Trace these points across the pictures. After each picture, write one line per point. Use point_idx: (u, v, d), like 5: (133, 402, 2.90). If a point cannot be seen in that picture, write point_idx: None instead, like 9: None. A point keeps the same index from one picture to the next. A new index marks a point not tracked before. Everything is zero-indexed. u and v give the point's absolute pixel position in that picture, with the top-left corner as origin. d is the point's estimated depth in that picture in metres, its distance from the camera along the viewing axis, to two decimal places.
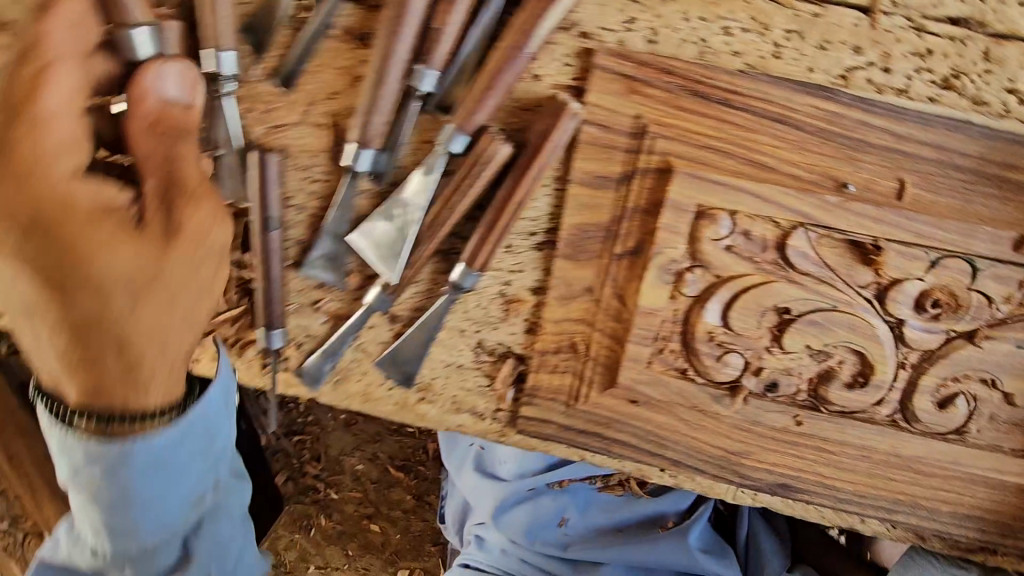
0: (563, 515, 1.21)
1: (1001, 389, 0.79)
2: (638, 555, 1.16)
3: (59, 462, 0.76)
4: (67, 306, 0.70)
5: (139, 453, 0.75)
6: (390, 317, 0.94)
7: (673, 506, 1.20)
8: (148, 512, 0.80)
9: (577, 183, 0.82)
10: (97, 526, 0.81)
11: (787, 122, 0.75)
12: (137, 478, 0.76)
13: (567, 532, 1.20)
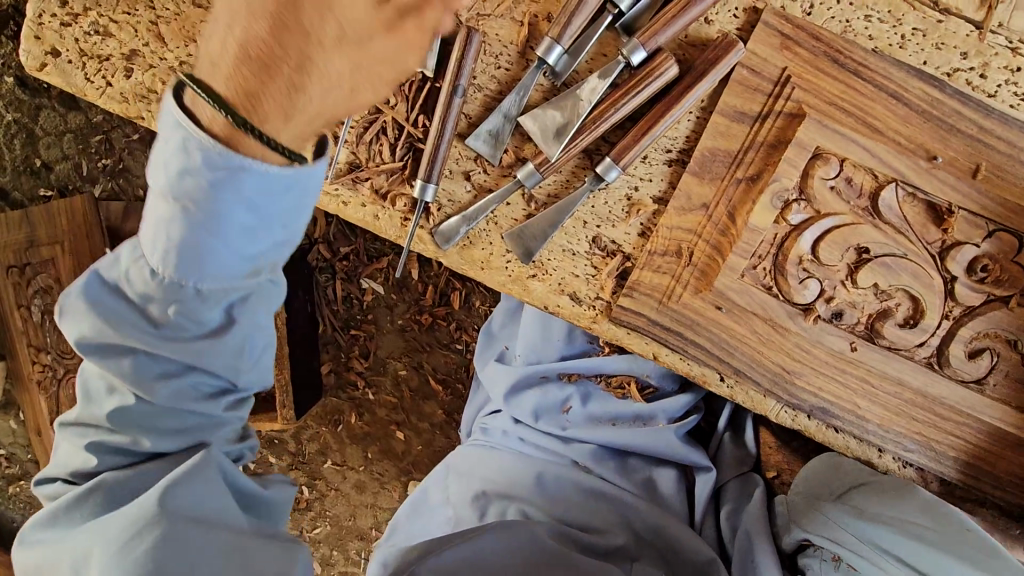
0: (567, 403, 1.45)
1: (1019, 351, 0.98)
2: (619, 439, 1.41)
3: (166, 147, 0.76)
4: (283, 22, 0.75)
5: (245, 176, 0.76)
6: (527, 198, 1.09)
7: (662, 409, 1.42)
8: (224, 240, 0.81)
9: (721, 113, 1.00)
10: (172, 237, 0.81)
11: (900, 97, 0.96)
12: (230, 190, 0.76)
13: (569, 418, 1.45)
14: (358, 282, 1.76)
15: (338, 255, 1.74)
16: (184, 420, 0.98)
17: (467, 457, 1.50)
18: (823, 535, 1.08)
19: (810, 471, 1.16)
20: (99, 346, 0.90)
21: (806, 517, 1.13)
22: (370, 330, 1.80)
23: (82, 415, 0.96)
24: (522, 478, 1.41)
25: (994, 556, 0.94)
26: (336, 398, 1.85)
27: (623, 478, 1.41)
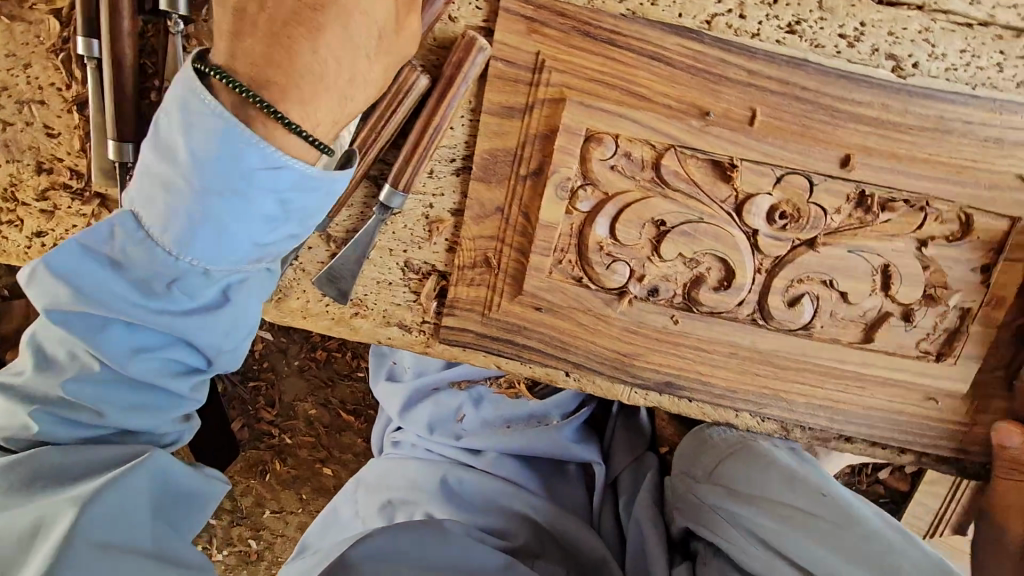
0: (460, 411, 1.47)
1: (837, 290, 0.95)
2: (515, 442, 1.44)
3: (173, 97, 0.74)
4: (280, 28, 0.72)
5: (252, 153, 0.73)
6: (326, 238, 1.05)
7: (557, 405, 1.47)
8: (239, 210, 0.75)
9: (488, 112, 0.94)
10: (173, 204, 0.75)
11: (664, 58, 0.89)
12: (245, 151, 0.73)
13: (464, 426, 1.46)
14: None
15: None
16: (144, 391, 0.85)
17: (376, 469, 1.50)
18: (702, 525, 1.10)
19: (688, 445, 1.21)
20: (39, 363, 0.80)
21: (686, 505, 1.17)
22: (270, 377, 1.77)
23: (29, 381, 0.81)
24: (427, 485, 1.41)
25: (848, 512, 0.99)
26: (257, 450, 1.84)
27: (523, 477, 1.44)
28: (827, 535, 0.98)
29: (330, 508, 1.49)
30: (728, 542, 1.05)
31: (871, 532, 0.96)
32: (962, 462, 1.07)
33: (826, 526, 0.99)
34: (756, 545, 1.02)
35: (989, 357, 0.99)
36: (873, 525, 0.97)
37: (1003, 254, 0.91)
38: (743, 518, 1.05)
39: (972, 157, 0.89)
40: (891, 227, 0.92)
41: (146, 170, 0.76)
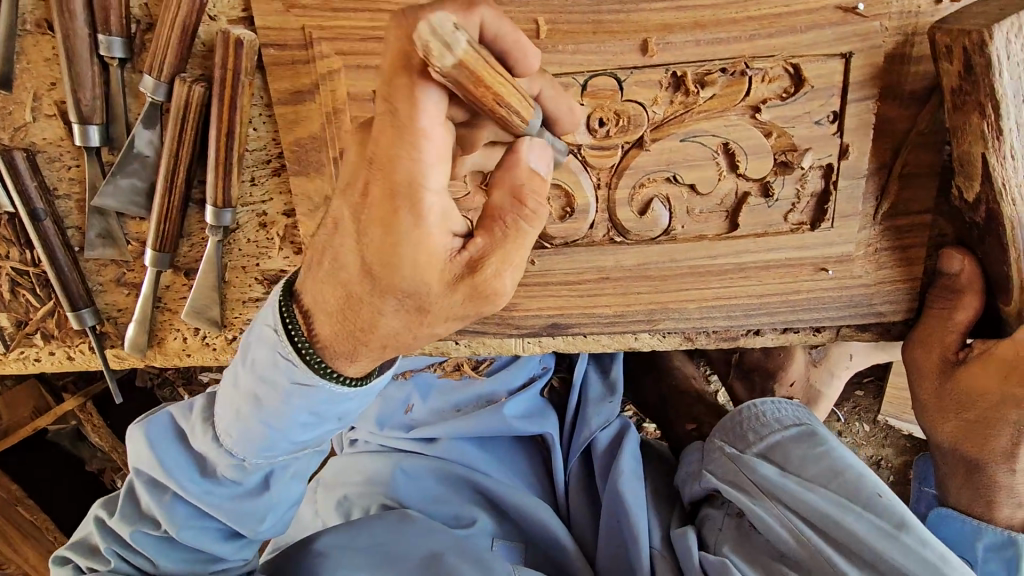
0: (410, 403, 1.40)
1: (684, 184, 0.89)
2: (461, 427, 1.34)
3: (269, 358, 0.83)
4: (368, 212, 0.66)
5: (332, 400, 0.85)
6: (179, 272, 1.04)
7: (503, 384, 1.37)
8: (279, 422, 0.87)
9: (280, 103, 0.90)
10: (239, 415, 0.89)
11: None
12: (291, 389, 0.83)
13: (415, 416, 1.39)
14: (198, 379, 1.75)
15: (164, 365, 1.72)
16: (253, 506, 0.98)
17: (332, 468, 1.45)
18: (741, 495, 1.04)
19: (726, 417, 1.15)
20: (154, 478, 0.98)
21: (721, 468, 1.10)
22: None
23: (148, 465, 0.97)
24: (381, 479, 1.34)
25: (903, 511, 0.91)
26: None
27: (479, 461, 1.35)
28: (876, 522, 0.91)
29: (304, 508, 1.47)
30: (762, 518, 1.00)
31: (917, 525, 0.89)
32: (882, 325, 1.00)
33: (874, 515, 0.91)
34: (792, 522, 0.97)
35: (870, 209, 0.92)
36: (925, 532, 0.89)
37: (846, 96, 0.83)
38: (784, 490, 0.99)
39: (783, 2, 0.80)
40: (718, 102, 0.84)
41: (234, 379, 0.89)
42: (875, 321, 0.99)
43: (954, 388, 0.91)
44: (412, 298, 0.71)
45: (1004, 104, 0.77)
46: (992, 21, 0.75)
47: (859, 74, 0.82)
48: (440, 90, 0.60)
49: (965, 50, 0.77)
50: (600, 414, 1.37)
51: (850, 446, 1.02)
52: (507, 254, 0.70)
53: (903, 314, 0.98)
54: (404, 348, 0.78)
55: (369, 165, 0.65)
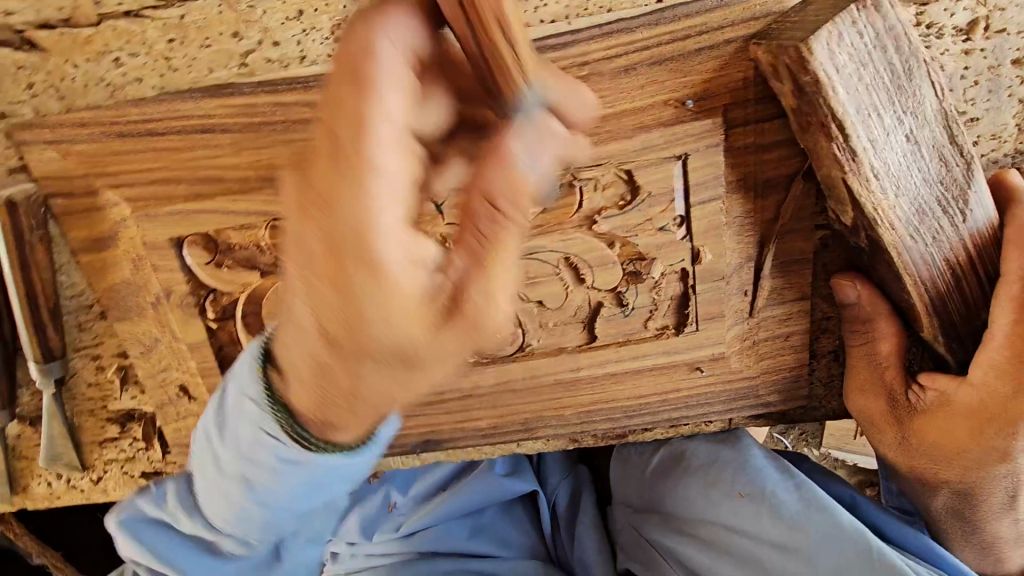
0: (391, 500, 1.30)
1: (530, 300, 0.81)
2: (449, 505, 1.25)
3: (241, 430, 0.70)
4: (309, 208, 0.43)
5: (335, 471, 0.69)
6: (26, 422, 0.97)
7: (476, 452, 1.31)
8: (271, 500, 0.76)
9: (83, 251, 0.82)
10: (230, 494, 0.79)
11: (210, 128, 0.73)
12: (287, 467, 0.69)
13: (399, 513, 1.29)
14: None
15: None
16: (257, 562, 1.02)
17: None
18: (639, 562, 1.04)
19: (615, 475, 1.18)
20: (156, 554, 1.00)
21: (628, 538, 1.10)
22: None
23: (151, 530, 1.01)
24: None
25: (832, 524, 0.84)
26: None
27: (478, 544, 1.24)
28: (761, 553, 0.89)
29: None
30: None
31: (796, 547, 0.85)
32: (774, 413, 0.93)
33: (757, 543, 0.89)
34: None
35: (743, 304, 0.83)
36: (852, 532, 0.83)
37: (691, 199, 0.74)
38: (671, 550, 0.99)
39: (606, 103, 0.71)
40: (549, 218, 0.76)
41: (218, 454, 0.76)
42: (766, 409, 0.92)
43: (916, 442, 0.82)
44: (392, 350, 0.47)
45: (850, 121, 0.65)
46: (808, 33, 0.62)
47: (701, 174, 0.73)
48: (398, 52, 0.44)
49: (789, 69, 0.65)
50: (556, 467, 1.32)
51: (716, 462, 1.00)
52: (498, 294, 0.47)
53: (796, 400, 0.91)
54: (405, 407, 0.56)
55: (297, 220, 0.44)
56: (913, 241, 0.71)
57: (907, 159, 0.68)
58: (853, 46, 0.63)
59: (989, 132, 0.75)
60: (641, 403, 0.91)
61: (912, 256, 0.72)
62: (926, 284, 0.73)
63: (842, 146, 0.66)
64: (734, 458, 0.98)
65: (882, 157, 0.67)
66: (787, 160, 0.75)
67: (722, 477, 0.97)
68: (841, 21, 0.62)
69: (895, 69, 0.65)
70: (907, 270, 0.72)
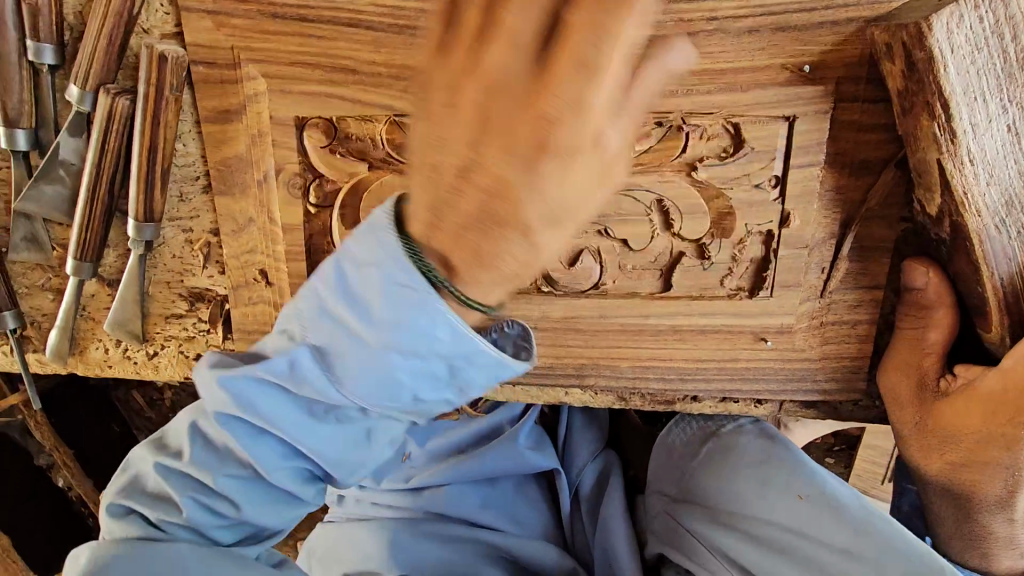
0: (407, 450, 1.22)
1: (615, 237, 0.84)
2: (466, 468, 1.18)
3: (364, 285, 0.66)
4: (513, 147, 0.56)
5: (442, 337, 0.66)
6: (104, 282, 1.01)
7: (505, 414, 1.22)
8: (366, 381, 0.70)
9: (207, 121, 0.88)
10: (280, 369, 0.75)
11: (356, 22, 0.79)
12: (405, 327, 0.66)
13: (412, 466, 1.22)
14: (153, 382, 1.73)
15: None
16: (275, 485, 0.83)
17: (325, 535, 1.24)
18: (676, 551, 1.00)
19: (655, 462, 1.12)
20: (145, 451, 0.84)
21: (662, 527, 1.05)
22: None
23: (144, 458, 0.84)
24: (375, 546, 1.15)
25: (901, 546, 0.83)
26: None
27: (485, 514, 1.18)
28: (822, 557, 0.87)
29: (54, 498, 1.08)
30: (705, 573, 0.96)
31: (863, 552, 0.85)
32: (827, 404, 0.93)
33: (819, 546, 0.88)
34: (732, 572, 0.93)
35: (819, 282, 0.85)
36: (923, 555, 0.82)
37: (790, 161, 0.78)
38: (717, 542, 0.95)
39: (726, 58, 0.75)
40: (652, 157, 0.80)
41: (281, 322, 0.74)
42: (822, 397, 0.92)
43: (934, 423, 0.80)
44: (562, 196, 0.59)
45: (955, 102, 0.68)
46: (930, 12, 0.66)
47: (804, 139, 0.77)
48: None
49: (904, 45, 0.68)
50: (587, 445, 1.25)
51: (767, 461, 0.97)
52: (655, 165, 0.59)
53: (853, 394, 0.91)
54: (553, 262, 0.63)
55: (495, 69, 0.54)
56: (995, 231, 0.73)
57: (1001, 152, 0.72)
58: (971, 31, 0.67)
59: None
60: (700, 367, 0.91)
61: (992, 247, 0.74)
62: (1003, 279, 0.75)
63: (944, 127, 0.69)
64: (786, 457, 0.96)
65: (979, 144, 0.71)
66: (884, 146, 0.79)
67: (776, 475, 0.95)
68: (964, 4, 0.66)
69: (1007, 62, 0.69)
70: (987, 261, 0.74)
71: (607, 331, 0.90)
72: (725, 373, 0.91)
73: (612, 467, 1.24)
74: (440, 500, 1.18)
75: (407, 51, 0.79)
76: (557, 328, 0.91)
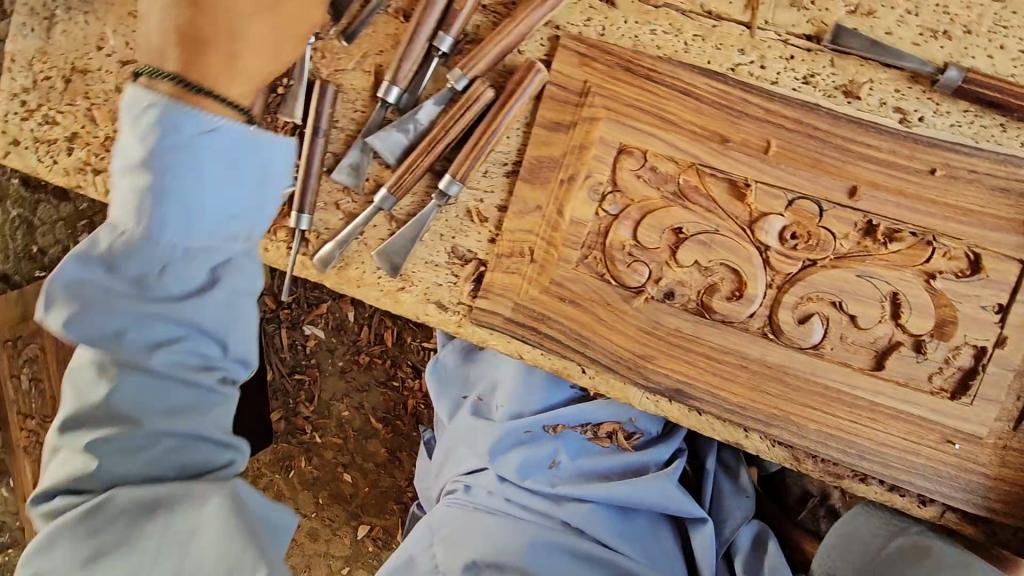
0: (555, 458, 1.28)
1: (847, 312, 1.00)
2: (617, 494, 1.22)
3: None
4: None
5: None
6: (391, 219, 1.23)
7: (656, 455, 1.28)
8: None
9: (541, 126, 1.12)
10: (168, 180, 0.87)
11: (692, 94, 1.05)
12: None
13: (557, 474, 1.26)
14: (302, 328, 1.90)
15: (283, 303, 1.90)
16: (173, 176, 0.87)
17: (452, 521, 1.27)
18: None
19: (828, 544, 1.10)
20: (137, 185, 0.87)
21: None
22: (314, 373, 1.91)
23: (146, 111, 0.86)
24: (522, 545, 1.18)
25: None
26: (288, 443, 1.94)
27: (625, 547, 1.21)
28: None
29: (109, 245, 0.90)
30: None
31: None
32: (986, 523, 1.01)
33: None
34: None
35: (1014, 407, 0.97)
36: None
37: (1016, 295, 0.94)
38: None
39: (977, 202, 0.96)
40: (899, 257, 0.98)
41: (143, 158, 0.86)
42: (988, 516, 1.00)
43: None
44: None
45: None
46: None
47: None
48: None
49: None
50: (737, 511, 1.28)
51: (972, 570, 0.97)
52: None
53: (1018, 522, 0.99)
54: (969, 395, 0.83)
55: None
56: None
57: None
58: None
59: None
60: (884, 450, 1.01)
61: None
62: None
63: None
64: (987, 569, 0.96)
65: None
66: None
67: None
68: None
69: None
70: None
71: (810, 390, 1.03)
72: (906, 463, 1.01)
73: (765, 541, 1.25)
74: (588, 520, 1.22)
75: (724, 123, 1.04)
76: (767, 374, 1.04)
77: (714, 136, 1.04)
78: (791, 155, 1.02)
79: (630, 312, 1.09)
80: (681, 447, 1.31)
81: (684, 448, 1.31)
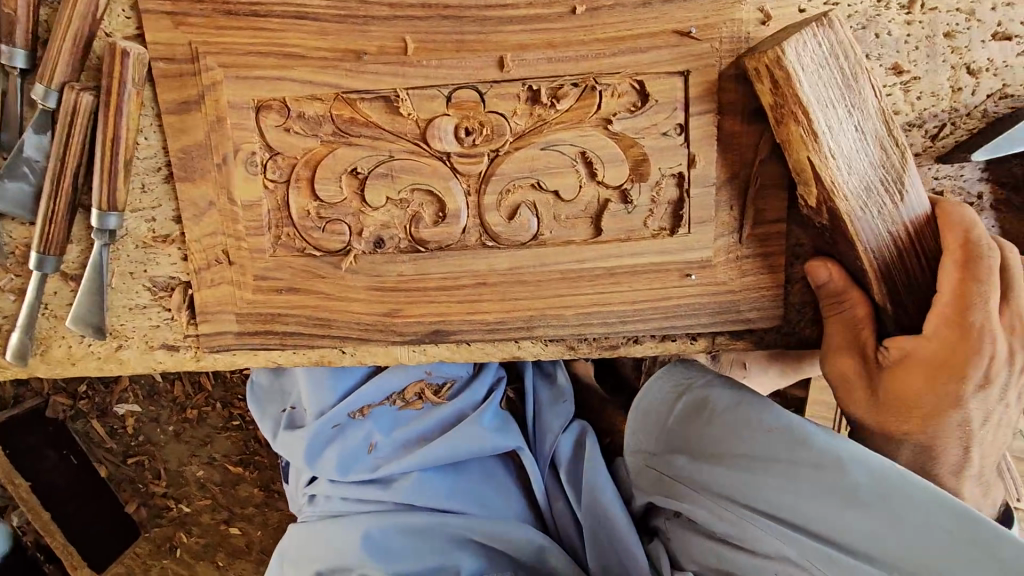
0: (371, 441, 1.23)
1: (548, 190, 0.93)
2: (438, 454, 1.19)
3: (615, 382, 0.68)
4: None
5: None
6: (67, 278, 1.04)
7: (468, 398, 1.24)
8: None
9: (166, 112, 0.95)
10: None
11: (303, 14, 0.89)
12: None
13: (379, 455, 1.22)
14: (114, 411, 1.70)
15: (79, 394, 1.69)
16: None
17: (295, 539, 1.24)
18: (663, 495, 1.07)
19: (632, 422, 1.16)
20: None
21: (645, 480, 1.11)
22: (151, 449, 1.74)
23: None
24: (347, 541, 1.17)
25: (848, 459, 0.86)
26: (162, 525, 1.79)
27: (455, 502, 1.20)
28: (789, 480, 0.91)
29: None
30: (689, 508, 1.01)
31: (825, 462, 0.88)
32: (754, 333, 1.02)
33: (783, 470, 0.92)
34: (715, 501, 0.98)
35: (731, 219, 0.96)
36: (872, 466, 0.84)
37: (690, 110, 0.90)
38: (698, 480, 1.01)
39: (626, 26, 0.88)
40: (572, 115, 0.91)
41: None
42: (749, 327, 1.02)
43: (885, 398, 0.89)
44: None
45: (810, 111, 0.84)
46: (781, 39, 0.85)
47: (698, 90, 0.90)
48: None
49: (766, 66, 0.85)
50: (557, 419, 1.27)
51: (739, 405, 1.01)
52: None
53: (776, 321, 1.01)
54: None
55: None
56: (862, 212, 0.89)
57: (855, 141, 0.88)
58: (815, 50, 0.86)
59: (928, 91, 0.93)
60: (640, 310, 0.99)
61: (864, 227, 0.89)
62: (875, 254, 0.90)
63: (812, 131, 0.85)
64: (751, 398, 1.00)
65: (837, 137, 0.87)
66: None
67: (742, 415, 0.99)
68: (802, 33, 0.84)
69: (844, 74, 0.88)
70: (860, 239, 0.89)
71: (551, 279, 0.97)
72: (664, 310, 0.99)
73: (584, 437, 1.26)
74: (414, 491, 1.19)
75: (349, 34, 0.89)
76: (506, 282, 0.98)
77: (345, 52, 0.89)
78: (430, 45, 0.89)
79: (349, 277, 0.98)
80: (499, 375, 1.30)
81: (501, 376, 1.30)
